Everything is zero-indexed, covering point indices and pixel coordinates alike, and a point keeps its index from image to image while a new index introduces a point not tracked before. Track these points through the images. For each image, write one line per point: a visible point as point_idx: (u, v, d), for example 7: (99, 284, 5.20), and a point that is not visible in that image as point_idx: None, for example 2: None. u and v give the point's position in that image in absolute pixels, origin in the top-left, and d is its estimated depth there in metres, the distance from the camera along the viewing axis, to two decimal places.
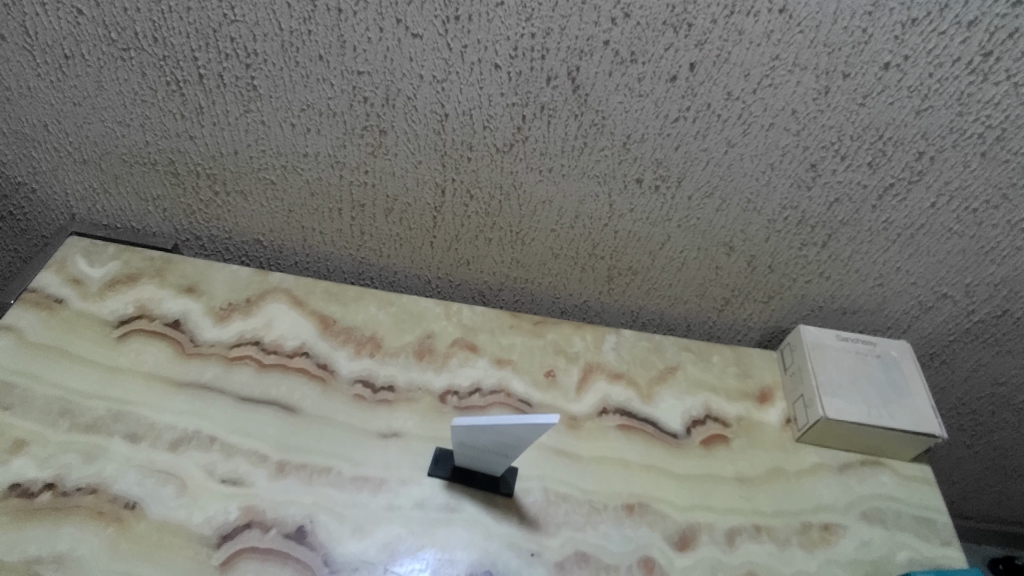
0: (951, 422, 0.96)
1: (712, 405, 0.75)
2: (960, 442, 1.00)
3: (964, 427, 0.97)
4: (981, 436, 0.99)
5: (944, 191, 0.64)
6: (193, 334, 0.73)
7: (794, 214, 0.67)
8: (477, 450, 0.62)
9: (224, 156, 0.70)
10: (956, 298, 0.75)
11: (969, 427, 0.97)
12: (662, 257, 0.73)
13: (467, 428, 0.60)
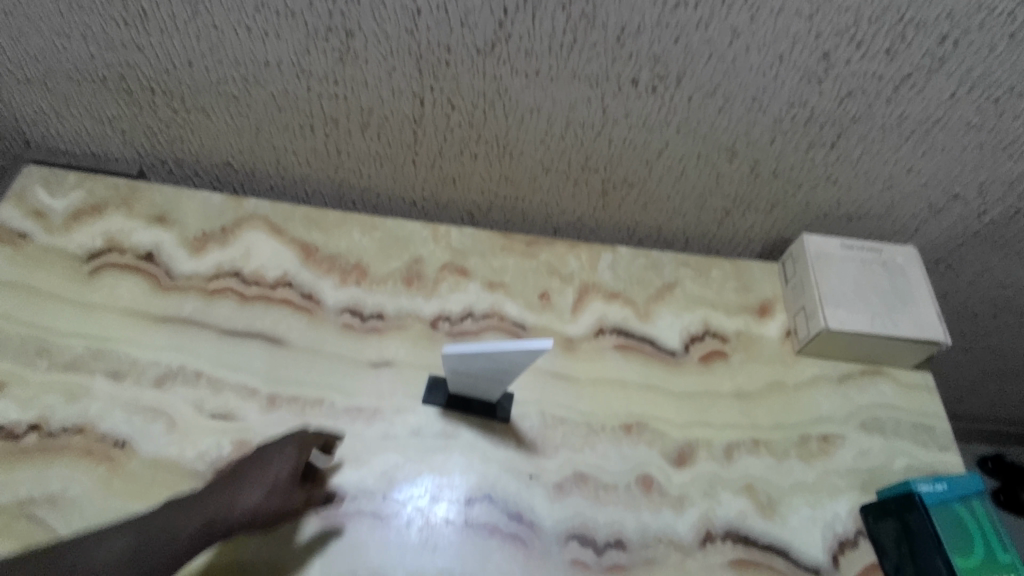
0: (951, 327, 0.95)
1: (712, 322, 0.73)
2: (958, 346, 1.00)
3: (963, 330, 0.96)
4: (980, 339, 0.98)
5: (965, 80, 0.59)
6: (168, 267, 0.69)
7: (802, 112, 0.62)
8: (471, 377, 0.61)
9: (179, 69, 0.64)
10: (969, 199, 0.71)
11: (969, 330, 0.96)
12: (660, 167, 0.68)
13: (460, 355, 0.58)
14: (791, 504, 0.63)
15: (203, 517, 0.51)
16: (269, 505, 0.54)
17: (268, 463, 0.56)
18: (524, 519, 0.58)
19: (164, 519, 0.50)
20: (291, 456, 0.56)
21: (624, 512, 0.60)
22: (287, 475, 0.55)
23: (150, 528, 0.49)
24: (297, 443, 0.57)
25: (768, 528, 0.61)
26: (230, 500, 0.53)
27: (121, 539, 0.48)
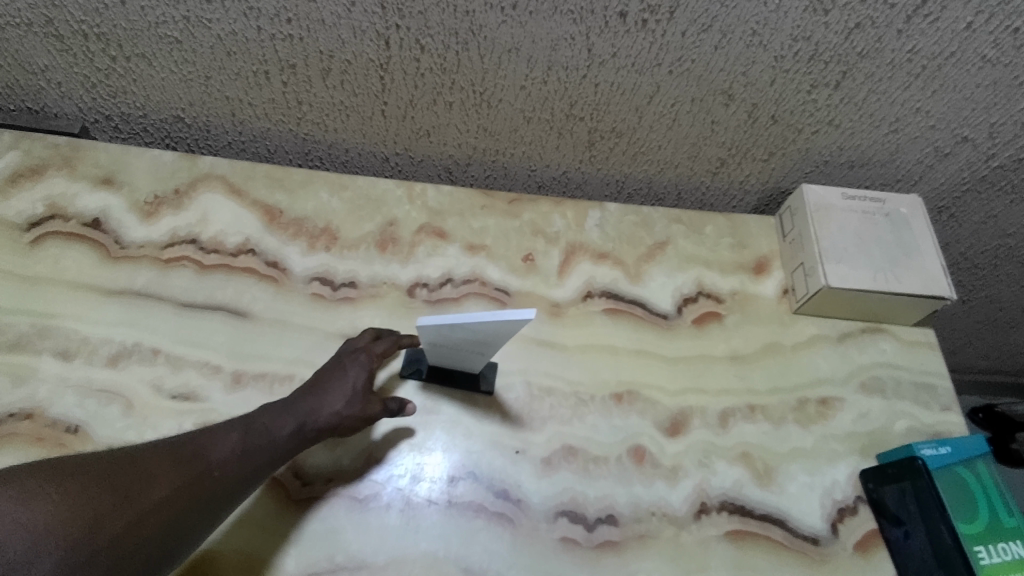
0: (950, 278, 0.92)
1: (706, 281, 0.69)
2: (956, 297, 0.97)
3: (962, 281, 0.93)
4: (977, 290, 0.95)
5: (985, 7, 0.53)
6: (117, 234, 0.64)
7: (805, 48, 0.56)
8: (450, 348, 0.56)
9: (110, 9, 0.56)
10: (978, 142, 0.66)
11: (967, 281, 0.93)
12: (650, 113, 0.63)
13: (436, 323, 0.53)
14: (789, 472, 0.60)
15: (297, 419, 0.51)
16: (353, 409, 0.54)
17: (344, 372, 0.55)
18: (511, 496, 0.55)
19: (266, 418, 0.50)
20: (366, 364, 0.56)
21: (616, 485, 0.57)
22: (364, 383, 0.56)
23: (257, 426, 0.49)
24: (370, 353, 0.57)
25: (766, 497, 0.58)
26: (319, 404, 0.53)
27: (236, 432, 0.48)
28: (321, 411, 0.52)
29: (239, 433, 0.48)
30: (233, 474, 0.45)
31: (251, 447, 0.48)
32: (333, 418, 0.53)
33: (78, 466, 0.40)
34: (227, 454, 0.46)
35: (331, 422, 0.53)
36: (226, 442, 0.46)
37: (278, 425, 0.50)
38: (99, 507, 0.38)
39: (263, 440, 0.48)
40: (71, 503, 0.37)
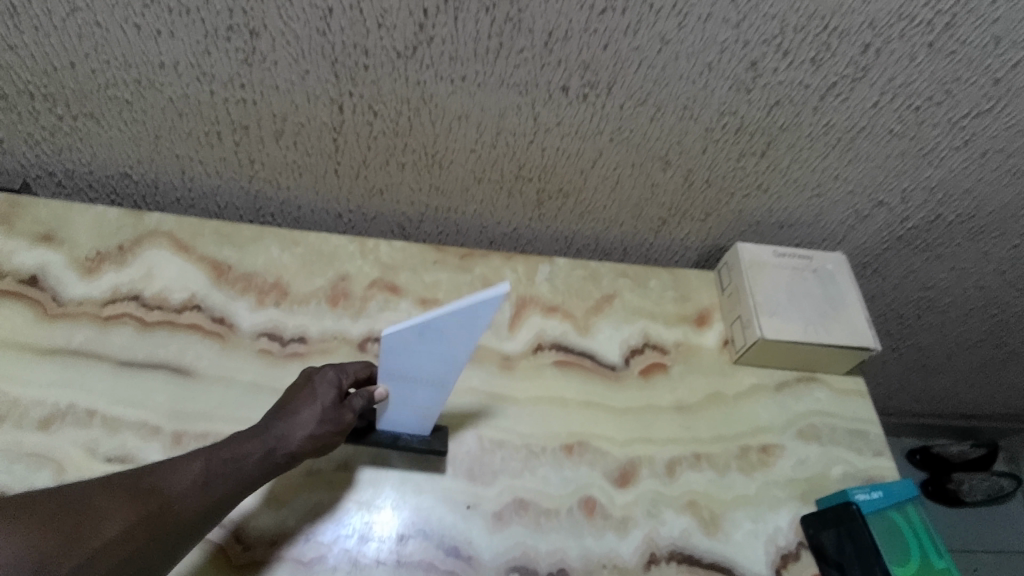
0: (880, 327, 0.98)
1: (651, 333, 0.72)
2: (886, 344, 1.03)
3: (891, 330, 0.99)
4: (904, 338, 1.01)
5: (887, 89, 0.59)
6: (54, 292, 0.62)
7: (732, 121, 0.61)
8: (405, 359, 0.53)
9: (60, 71, 0.56)
10: (892, 205, 0.73)
11: (895, 330, 0.99)
12: (595, 175, 0.66)
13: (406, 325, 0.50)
14: (734, 519, 0.62)
15: (266, 446, 0.49)
16: (324, 428, 0.52)
17: (312, 391, 0.53)
18: (462, 553, 0.54)
19: (231, 446, 0.48)
20: (335, 377, 0.54)
21: (568, 538, 0.57)
22: (336, 398, 0.54)
23: (221, 455, 0.47)
24: (338, 368, 0.55)
25: (713, 546, 0.60)
26: (288, 430, 0.50)
27: (199, 460, 0.46)
28: (293, 435, 0.50)
29: (204, 461, 0.46)
30: (192, 506, 0.44)
31: (215, 476, 0.46)
32: (308, 441, 0.51)
33: (26, 506, 0.39)
34: (184, 487, 0.44)
35: (303, 446, 0.51)
36: (184, 474, 0.45)
37: (246, 453, 0.48)
38: (46, 548, 0.37)
39: (229, 468, 0.47)
40: (17, 545, 0.36)
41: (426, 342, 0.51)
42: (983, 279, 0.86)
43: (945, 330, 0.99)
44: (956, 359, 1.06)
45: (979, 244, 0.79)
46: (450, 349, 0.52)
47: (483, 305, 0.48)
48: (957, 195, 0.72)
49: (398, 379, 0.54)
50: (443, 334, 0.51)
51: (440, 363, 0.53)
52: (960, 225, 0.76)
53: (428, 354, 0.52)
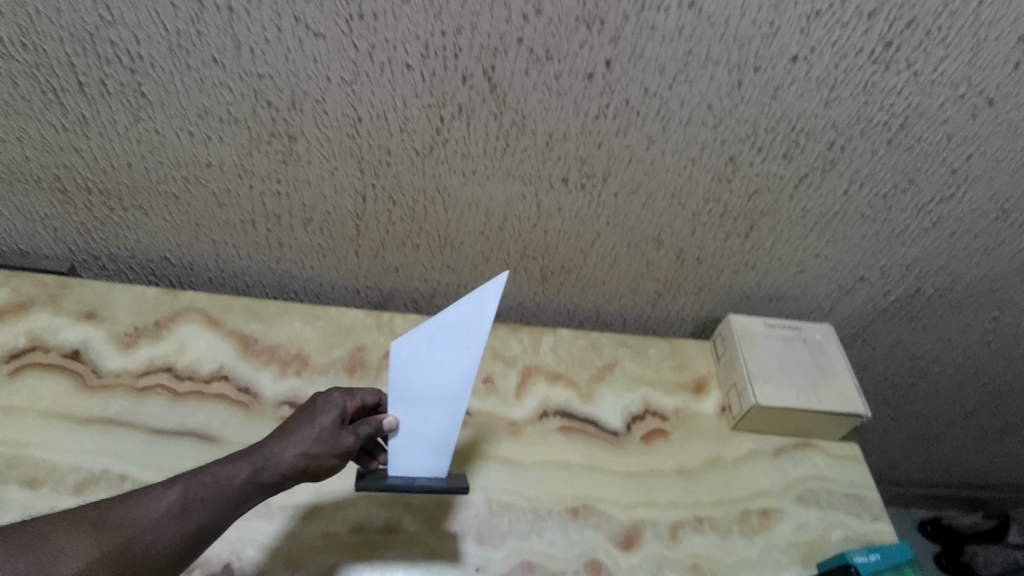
0: (875, 395, 1.01)
1: (651, 399, 0.75)
2: (884, 413, 1.06)
3: (887, 399, 1.02)
4: (901, 406, 1.04)
5: (855, 178, 0.61)
6: (94, 364, 0.67)
7: (716, 207, 0.64)
8: (408, 374, 0.52)
9: (118, 170, 0.60)
10: (873, 280, 0.76)
11: (891, 399, 1.02)
12: (594, 254, 0.70)
13: (403, 345, 0.51)
14: None
15: (255, 465, 0.47)
16: (321, 448, 0.50)
17: (314, 412, 0.52)
18: None
19: (215, 468, 0.45)
20: (340, 401, 0.54)
21: None
22: (338, 420, 0.53)
23: (201, 478, 0.44)
24: (344, 393, 0.55)
25: None
26: (282, 448, 0.49)
27: (176, 488, 0.43)
28: (285, 453, 0.49)
29: (184, 487, 0.43)
30: (164, 540, 0.40)
31: (194, 503, 0.43)
32: (300, 460, 0.49)
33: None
34: (156, 518, 0.41)
35: (296, 466, 0.49)
36: (158, 503, 0.42)
37: (229, 477, 0.46)
38: None
39: (208, 494, 0.44)
40: None
41: (428, 359, 0.51)
42: (969, 348, 0.90)
43: (941, 399, 1.01)
44: (955, 427, 1.08)
45: (962, 316, 0.83)
46: (456, 361, 0.52)
47: (484, 300, 0.49)
48: (933, 271, 0.75)
49: (407, 411, 0.54)
50: (446, 345, 0.51)
51: (449, 380, 0.52)
52: (939, 298, 0.80)
53: (431, 373, 0.52)
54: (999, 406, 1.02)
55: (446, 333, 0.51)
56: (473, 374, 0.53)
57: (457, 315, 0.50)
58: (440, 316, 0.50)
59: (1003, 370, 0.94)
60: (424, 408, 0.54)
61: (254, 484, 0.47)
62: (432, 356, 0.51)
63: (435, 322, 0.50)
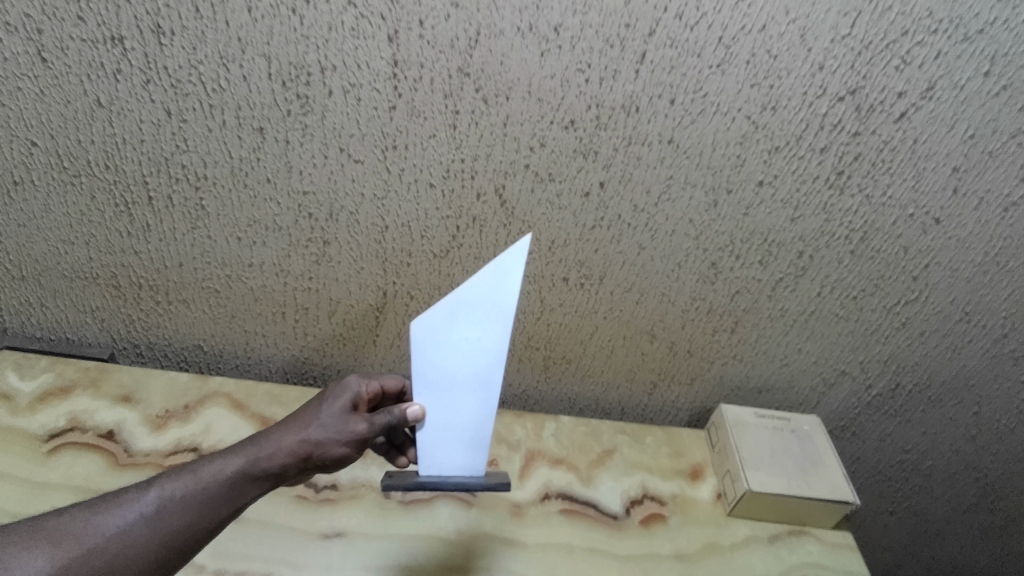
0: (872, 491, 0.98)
1: (649, 484, 0.78)
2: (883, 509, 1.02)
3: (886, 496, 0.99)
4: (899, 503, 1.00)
5: (826, 283, 0.67)
6: (126, 444, 0.69)
7: (703, 304, 0.70)
8: (437, 358, 0.52)
9: (169, 269, 0.67)
10: (854, 375, 0.80)
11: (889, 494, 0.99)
12: (592, 346, 0.76)
13: (424, 326, 0.50)
14: None
15: (254, 455, 0.48)
16: (325, 434, 0.50)
17: (324, 400, 0.53)
18: None
19: (214, 462, 0.47)
20: (356, 386, 0.55)
21: None
22: (349, 406, 0.53)
23: (196, 473, 0.46)
24: (363, 378, 0.56)
25: None
26: (283, 437, 0.49)
27: (151, 491, 0.43)
28: (288, 439, 0.49)
29: (157, 491, 0.43)
30: (127, 549, 0.41)
31: (168, 507, 0.43)
32: (301, 447, 0.49)
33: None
34: (119, 527, 0.41)
35: (299, 453, 0.49)
36: (124, 511, 0.42)
37: (224, 467, 0.47)
38: None
39: (191, 493, 0.44)
40: None
41: (452, 337, 0.51)
42: (954, 443, 0.89)
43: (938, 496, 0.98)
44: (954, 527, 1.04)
45: (941, 411, 0.85)
46: (480, 338, 0.51)
47: (506, 270, 0.49)
48: (910, 366, 0.79)
49: (435, 398, 0.53)
50: (469, 321, 0.51)
51: (476, 359, 0.52)
52: (921, 393, 0.82)
53: (456, 355, 0.52)
54: (996, 506, 0.98)
55: (469, 309, 0.50)
56: (500, 352, 0.52)
57: (479, 289, 0.50)
58: (461, 291, 0.49)
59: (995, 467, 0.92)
60: (453, 393, 0.53)
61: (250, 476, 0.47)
62: (455, 335, 0.51)
63: (456, 298, 0.50)
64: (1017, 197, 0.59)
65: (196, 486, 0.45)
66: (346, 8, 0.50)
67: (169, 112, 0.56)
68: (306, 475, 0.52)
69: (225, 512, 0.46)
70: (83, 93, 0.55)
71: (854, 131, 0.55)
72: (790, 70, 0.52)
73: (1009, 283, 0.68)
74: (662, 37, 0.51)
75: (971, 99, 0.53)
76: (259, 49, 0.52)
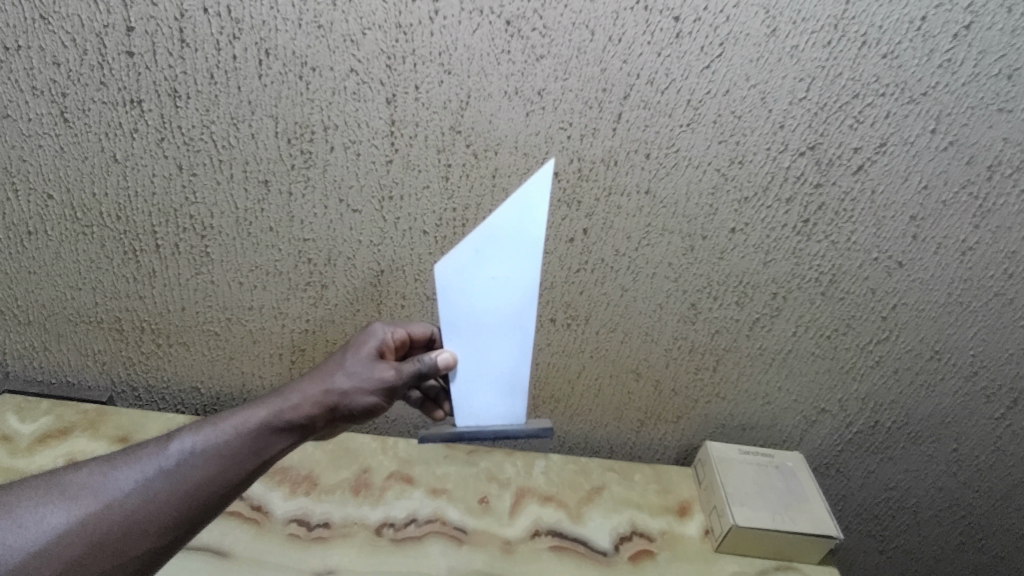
0: (862, 541, 0.90)
1: (637, 521, 0.76)
2: (878, 563, 0.91)
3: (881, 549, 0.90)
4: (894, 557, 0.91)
5: (801, 323, 0.70)
6: None
7: (685, 343, 0.73)
8: (469, 297, 0.52)
9: (171, 313, 0.70)
10: (834, 412, 0.78)
11: (879, 545, 0.90)
12: (580, 385, 0.78)
13: (450, 267, 0.51)
14: None
15: (279, 406, 0.50)
16: (348, 383, 0.53)
17: (348, 350, 0.56)
18: None
19: (239, 414, 0.49)
20: (380, 335, 0.58)
21: None
22: (373, 355, 0.56)
23: (221, 425, 0.48)
24: (387, 327, 0.59)
25: None
26: (306, 387, 0.52)
27: (172, 447, 0.45)
28: (313, 389, 0.52)
29: (178, 445, 0.45)
30: (148, 503, 0.42)
31: (191, 460, 0.45)
32: (326, 396, 0.52)
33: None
34: (140, 482, 0.43)
35: (323, 403, 0.52)
36: (144, 467, 0.44)
37: (249, 418, 0.49)
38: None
39: (212, 446, 0.46)
40: None
41: (481, 277, 0.51)
42: (937, 479, 0.82)
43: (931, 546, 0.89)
44: None
45: (921, 447, 0.79)
46: (509, 274, 0.51)
47: (529, 203, 0.49)
48: (887, 403, 0.76)
49: (469, 339, 0.54)
50: (497, 256, 0.51)
51: (507, 294, 0.52)
52: (902, 429, 0.78)
53: (486, 293, 0.52)
54: (1002, 568, 0.89)
55: (494, 246, 0.51)
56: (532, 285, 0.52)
57: (503, 225, 0.50)
58: (485, 226, 0.50)
59: (987, 514, 0.84)
60: (485, 330, 0.53)
61: (276, 426, 0.50)
62: (483, 274, 0.51)
63: (481, 235, 0.50)
64: (973, 242, 0.62)
65: (217, 440, 0.47)
66: (349, 74, 0.55)
67: (180, 167, 0.60)
68: (334, 427, 0.54)
69: (251, 464, 0.48)
70: (101, 150, 0.60)
71: (816, 182, 0.60)
72: (754, 129, 0.57)
73: (975, 321, 0.68)
74: (637, 99, 0.56)
75: (921, 154, 0.58)
76: (268, 111, 0.57)
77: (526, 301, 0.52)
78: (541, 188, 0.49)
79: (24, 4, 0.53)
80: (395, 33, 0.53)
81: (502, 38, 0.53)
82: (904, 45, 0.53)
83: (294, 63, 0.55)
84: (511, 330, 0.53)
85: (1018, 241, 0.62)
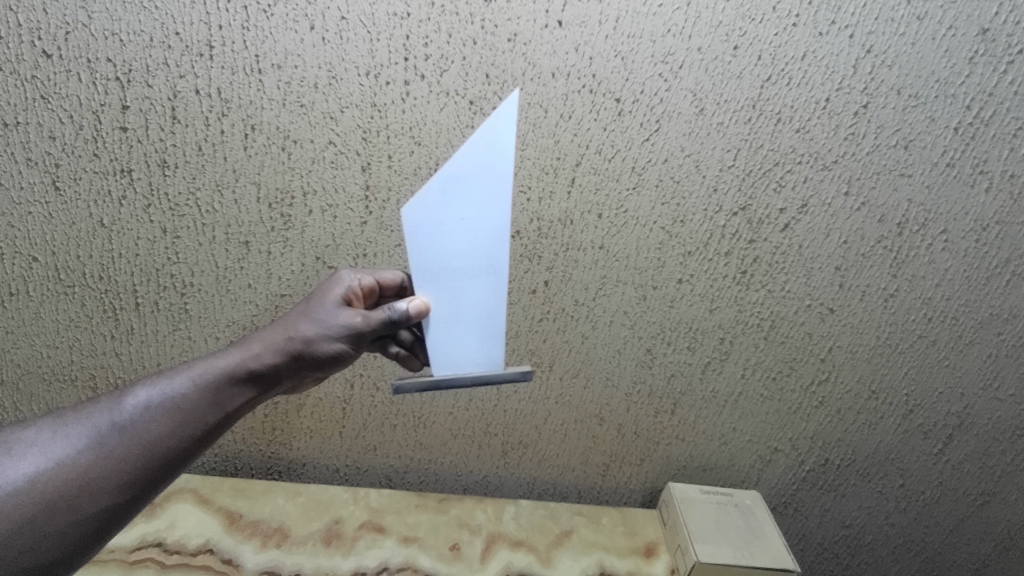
0: None
1: (606, 563, 0.77)
2: None
3: None
4: None
5: (749, 365, 0.75)
6: None
7: (644, 388, 0.77)
8: (437, 243, 0.48)
9: (146, 369, 0.71)
10: (787, 451, 0.82)
11: None
12: (547, 430, 0.81)
13: (417, 209, 0.47)
14: None
15: (241, 359, 0.50)
16: (309, 331, 0.50)
17: (315, 297, 0.53)
18: None
19: (200, 368, 0.49)
20: (345, 282, 0.54)
21: None
22: (341, 301, 0.53)
23: (180, 380, 0.48)
24: (354, 274, 0.55)
25: None
26: (266, 338, 0.50)
27: (126, 403, 0.45)
28: (275, 339, 0.50)
29: (132, 400, 0.45)
30: (101, 461, 0.43)
31: (146, 416, 0.45)
32: (287, 345, 0.50)
33: None
34: (91, 440, 0.43)
35: (285, 354, 0.50)
36: (96, 425, 0.44)
37: (208, 372, 0.49)
38: None
39: (168, 401, 0.46)
40: None
41: (449, 219, 0.47)
42: (890, 515, 0.85)
43: None
44: None
45: (870, 484, 0.83)
46: (479, 215, 0.47)
47: (498, 137, 0.45)
48: (836, 441, 0.81)
49: (442, 285, 0.50)
50: (468, 196, 0.47)
51: (479, 238, 0.48)
52: (851, 467, 0.82)
53: (456, 235, 0.48)
54: None
55: (463, 184, 0.46)
56: (503, 224, 0.48)
57: (471, 160, 0.46)
58: (452, 162, 0.46)
59: (938, 548, 0.87)
60: (458, 277, 0.49)
61: (236, 377, 0.49)
62: (451, 215, 0.47)
63: (447, 171, 0.46)
64: (893, 289, 0.69)
65: (173, 395, 0.46)
66: (327, 146, 0.60)
67: (165, 230, 0.64)
68: (310, 376, 0.53)
69: (213, 417, 0.48)
70: (88, 216, 0.63)
71: (750, 238, 0.66)
72: (691, 192, 0.64)
73: (904, 361, 0.74)
74: (587, 167, 0.62)
75: (839, 213, 0.65)
76: (251, 178, 0.61)
77: (497, 247, 0.48)
78: (511, 121, 0.45)
79: (26, 85, 0.58)
80: (370, 111, 0.58)
81: (466, 115, 0.59)
82: (814, 121, 0.61)
83: (277, 136, 0.59)
84: (484, 276, 0.49)
85: (932, 288, 0.69)
